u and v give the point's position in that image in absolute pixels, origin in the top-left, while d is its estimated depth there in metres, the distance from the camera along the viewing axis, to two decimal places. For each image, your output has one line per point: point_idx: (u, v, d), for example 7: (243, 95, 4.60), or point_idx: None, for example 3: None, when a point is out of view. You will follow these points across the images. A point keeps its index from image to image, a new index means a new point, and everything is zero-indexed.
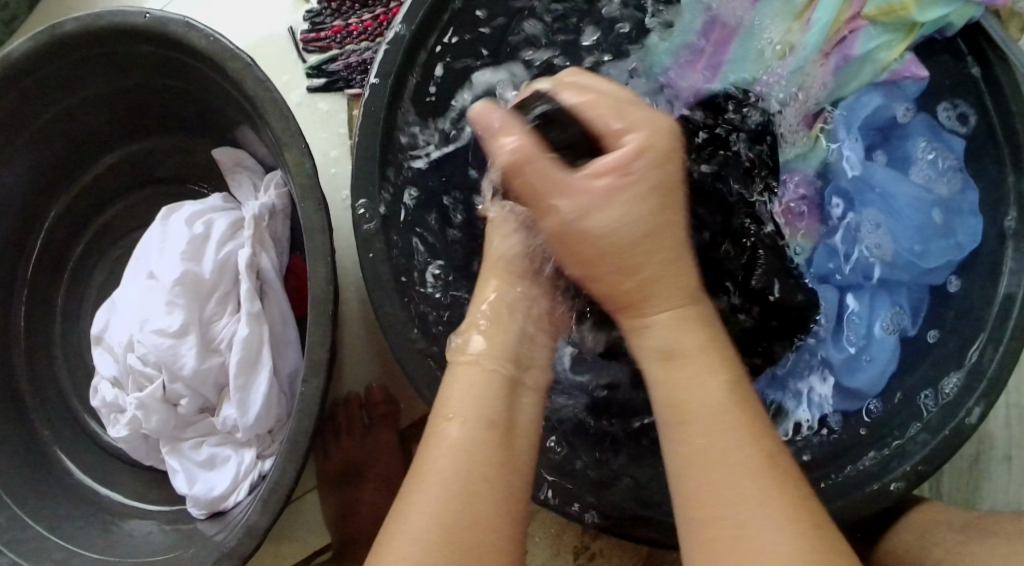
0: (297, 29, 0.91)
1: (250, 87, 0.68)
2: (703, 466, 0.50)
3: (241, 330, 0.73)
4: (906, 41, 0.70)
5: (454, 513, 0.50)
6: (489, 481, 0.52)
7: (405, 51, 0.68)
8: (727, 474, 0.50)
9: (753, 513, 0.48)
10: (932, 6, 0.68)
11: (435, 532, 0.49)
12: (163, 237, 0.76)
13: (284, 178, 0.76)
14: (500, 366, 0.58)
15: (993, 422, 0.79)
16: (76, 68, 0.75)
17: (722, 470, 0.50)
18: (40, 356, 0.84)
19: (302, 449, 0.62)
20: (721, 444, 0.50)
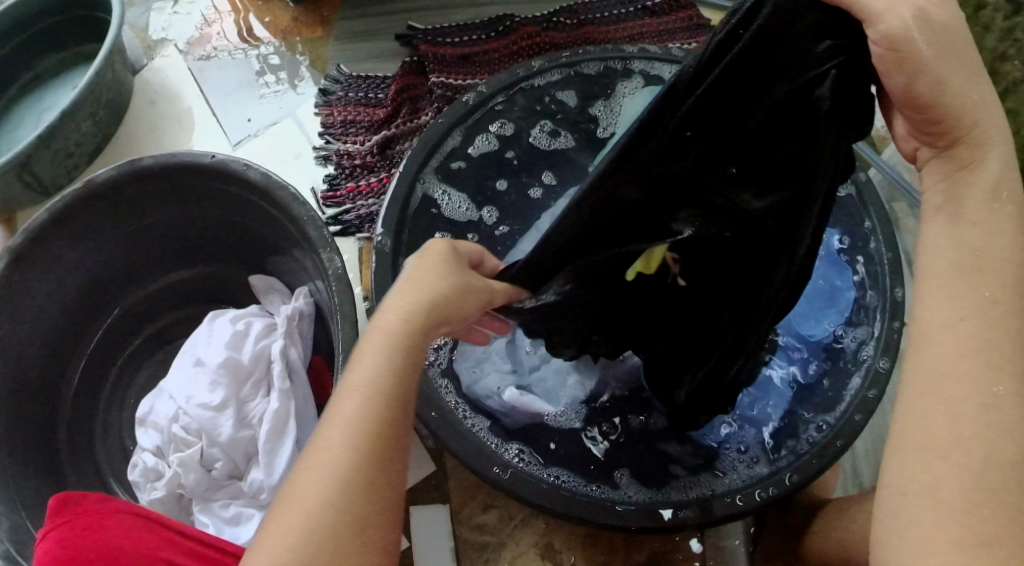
0: (318, 188, 1.13)
1: (290, 207, 0.89)
2: (932, 391, 0.54)
3: (273, 405, 0.88)
4: None
5: (320, 501, 0.56)
6: (365, 475, 0.57)
7: (407, 186, 0.92)
8: (950, 392, 0.54)
9: (971, 416, 0.53)
10: None
11: (293, 524, 0.55)
12: (210, 332, 0.94)
13: (314, 289, 0.93)
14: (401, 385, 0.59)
15: None
16: (147, 197, 0.95)
17: (941, 396, 0.54)
18: (83, 441, 0.97)
19: None
20: (959, 355, 0.54)
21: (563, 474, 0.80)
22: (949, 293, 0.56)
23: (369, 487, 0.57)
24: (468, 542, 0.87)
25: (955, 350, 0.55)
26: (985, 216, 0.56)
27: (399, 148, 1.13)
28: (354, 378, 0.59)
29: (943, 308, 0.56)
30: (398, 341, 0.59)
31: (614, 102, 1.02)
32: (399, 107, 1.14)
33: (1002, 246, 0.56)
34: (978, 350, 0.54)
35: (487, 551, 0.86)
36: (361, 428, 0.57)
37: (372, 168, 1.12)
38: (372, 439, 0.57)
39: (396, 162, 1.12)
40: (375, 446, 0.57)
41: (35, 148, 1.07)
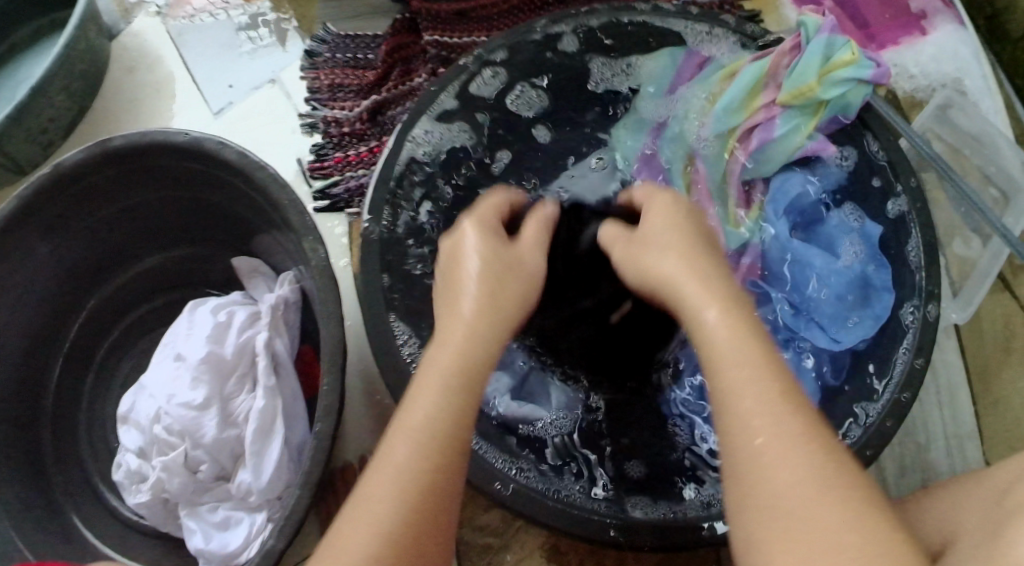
0: (305, 160, 1.05)
1: (271, 191, 0.82)
2: (762, 470, 0.50)
3: (258, 403, 0.82)
4: (813, 123, 0.83)
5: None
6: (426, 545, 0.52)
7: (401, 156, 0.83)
8: (784, 473, 0.49)
9: (783, 452, 0.50)
10: (832, 87, 0.81)
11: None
12: (191, 324, 0.88)
13: (298, 276, 0.87)
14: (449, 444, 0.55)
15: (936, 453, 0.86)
16: (121, 178, 0.88)
17: (776, 481, 0.49)
18: (65, 438, 0.92)
19: (317, 479, 0.72)
20: (781, 445, 0.50)
21: (581, 489, 0.75)
22: (751, 391, 0.52)
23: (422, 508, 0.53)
24: (470, 543, 0.82)
25: (774, 437, 0.50)
26: (741, 341, 0.55)
27: (391, 114, 1.05)
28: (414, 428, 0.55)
29: (742, 390, 0.53)
30: (463, 402, 0.57)
31: (623, 60, 0.91)
32: (391, 69, 1.06)
33: (732, 353, 0.54)
34: (779, 428, 0.51)
35: (490, 553, 0.81)
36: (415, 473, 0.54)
37: (363, 137, 1.05)
38: (436, 469, 0.54)
39: (388, 129, 1.05)
40: (433, 510, 0.53)
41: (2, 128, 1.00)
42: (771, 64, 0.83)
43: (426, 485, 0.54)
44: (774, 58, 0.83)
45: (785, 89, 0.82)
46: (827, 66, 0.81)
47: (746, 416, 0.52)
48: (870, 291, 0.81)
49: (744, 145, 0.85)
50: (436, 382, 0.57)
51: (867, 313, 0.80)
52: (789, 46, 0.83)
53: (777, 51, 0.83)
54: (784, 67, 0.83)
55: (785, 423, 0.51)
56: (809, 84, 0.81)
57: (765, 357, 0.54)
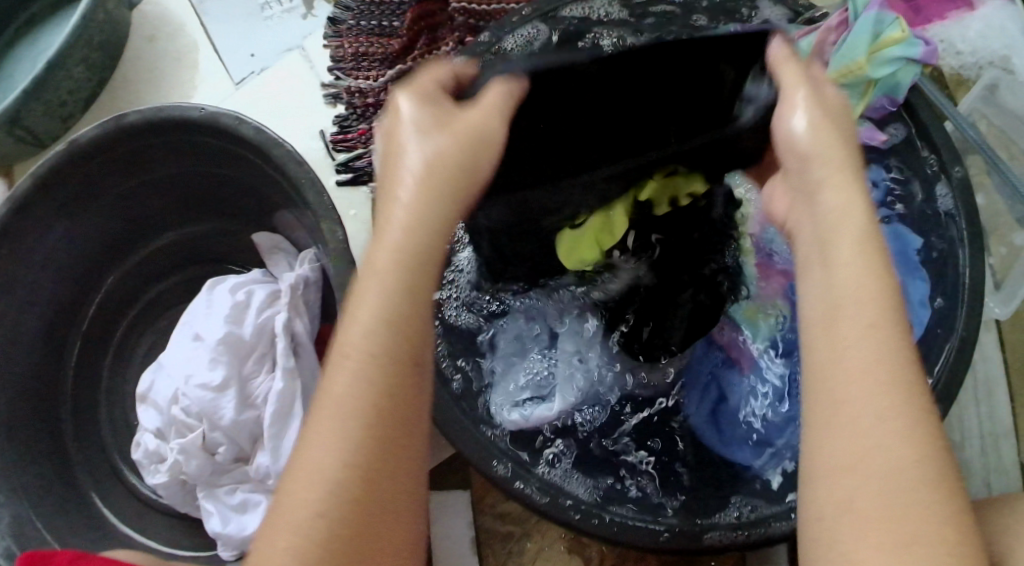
0: (327, 131, 0.99)
1: (288, 169, 0.78)
2: (837, 415, 0.49)
3: (277, 384, 0.80)
4: (864, 101, 0.76)
5: (334, 494, 0.50)
6: (385, 476, 0.51)
7: None
8: (881, 424, 0.48)
9: (886, 411, 0.48)
10: (882, 65, 0.75)
11: (312, 504, 0.50)
12: (210, 303, 0.86)
13: (318, 254, 0.84)
14: (395, 359, 0.52)
15: (971, 452, 0.82)
16: (137, 152, 0.86)
17: (867, 417, 0.48)
18: (85, 416, 0.92)
19: None
20: (881, 385, 0.48)
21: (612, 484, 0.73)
22: (875, 337, 0.49)
23: (394, 423, 0.51)
24: (490, 532, 0.80)
25: (866, 359, 0.49)
26: (858, 259, 0.51)
27: None
28: (374, 315, 0.52)
29: (850, 331, 0.50)
30: (401, 311, 0.52)
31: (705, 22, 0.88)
32: (416, 37, 0.98)
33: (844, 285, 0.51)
34: (879, 357, 0.49)
35: (510, 545, 0.80)
36: (392, 330, 0.52)
37: (387, 109, 0.98)
38: (382, 393, 0.51)
39: None
40: (395, 427, 0.51)
41: (22, 102, 0.98)
42: (816, 41, 0.77)
43: (402, 391, 0.52)
44: (819, 36, 0.77)
45: (831, 67, 0.76)
46: (877, 44, 0.75)
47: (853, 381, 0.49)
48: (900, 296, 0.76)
49: None
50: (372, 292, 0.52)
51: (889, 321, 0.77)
52: (835, 22, 0.77)
53: (823, 26, 0.77)
54: (829, 44, 0.77)
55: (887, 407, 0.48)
56: (858, 60, 0.75)
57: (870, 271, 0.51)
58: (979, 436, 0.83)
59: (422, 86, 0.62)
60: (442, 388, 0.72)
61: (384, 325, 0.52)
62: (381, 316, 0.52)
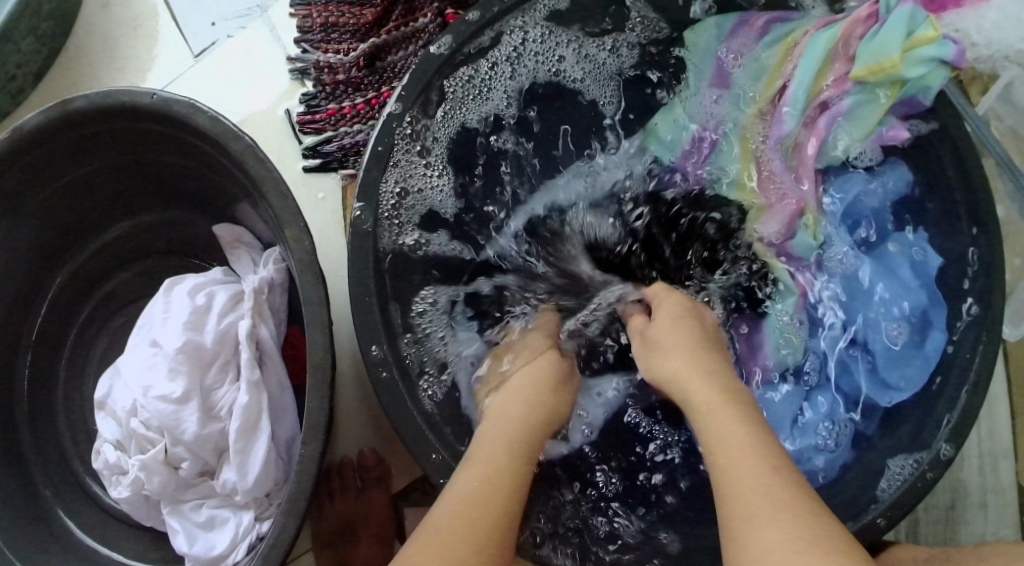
0: (293, 111, 0.85)
1: (248, 167, 0.71)
2: (740, 525, 0.52)
3: (241, 397, 0.75)
4: (889, 101, 0.77)
5: None
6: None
7: (399, 122, 0.71)
8: (769, 527, 0.51)
9: (774, 511, 0.52)
10: (913, 66, 0.74)
11: None
12: (166, 306, 0.79)
13: (284, 255, 0.76)
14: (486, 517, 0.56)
15: (966, 470, 0.87)
16: (85, 139, 0.78)
17: (760, 514, 0.52)
18: (43, 421, 0.87)
19: (302, 504, 0.66)
20: (759, 480, 0.54)
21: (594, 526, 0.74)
22: (728, 431, 0.58)
23: (472, 534, 0.55)
24: None
25: (737, 452, 0.56)
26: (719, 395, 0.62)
27: (392, 60, 0.85)
28: (480, 464, 0.61)
29: (728, 438, 0.58)
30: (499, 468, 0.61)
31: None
32: (392, 6, 0.86)
33: (725, 412, 0.60)
34: (745, 450, 0.56)
35: None
36: (480, 489, 0.58)
37: (359, 85, 0.84)
38: (473, 518, 0.56)
39: (391, 76, 0.84)
40: (471, 528, 0.55)
41: None
42: (843, 32, 0.77)
43: (473, 516, 0.56)
44: (846, 27, 0.77)
45: (858, 62, 0.76)
46: (908, 42, 0.74)
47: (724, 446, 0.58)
48: (922, 323, 0.78)
49: (816, 118, 0.80)
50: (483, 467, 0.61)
51: (915, 349, 0.78)
52: (864, 14, 0.76)
53: (852, 17, 0.77)
54: (857, 35, 0.77)
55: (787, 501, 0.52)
56: (890, 58, 0.74)
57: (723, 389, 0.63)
58: (979, 452, 0.87)
59: (537, 340, 0.77)
60: (418, 420, 0.67)
61: (469, 498, 0.57)
62: (471, 491, 0.58)
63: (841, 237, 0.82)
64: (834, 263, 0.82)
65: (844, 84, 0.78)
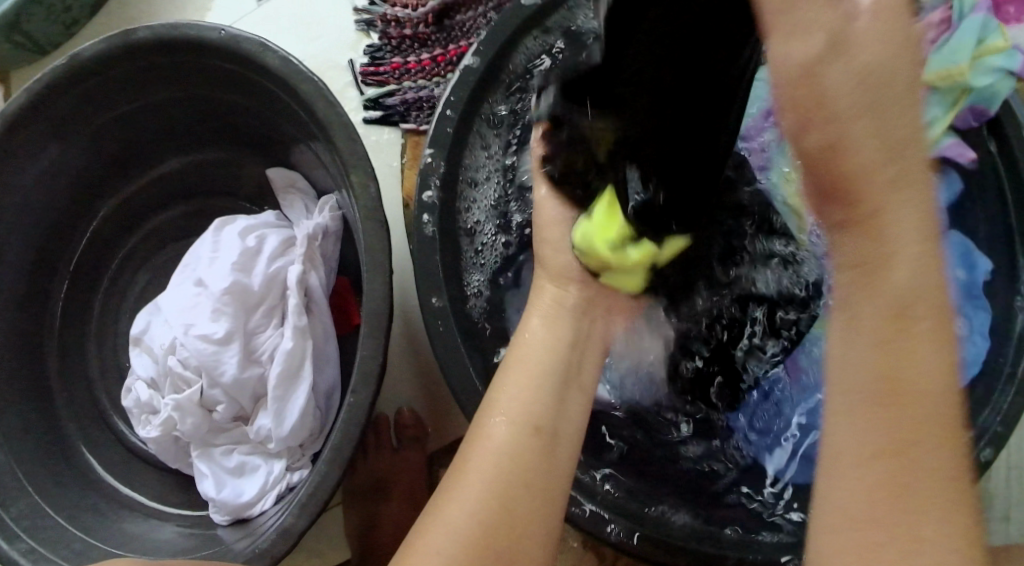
0: (358, 62, 0.85)
1: (316, 109, 0.70)
2: (832, 446, 0.44)
3: (285, 343, 0.74)
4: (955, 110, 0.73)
5: (477, 523, 0.50)
6: (517, 495, 0.51)
7: (478, 79, 0.70)
8: (852, 448, 0.43)
9: (857, 428, 0.43)
10: (981, 74, 0.73)
11: (463, 535, 0.49)
12: (215, 246, 0.78)
13: (341, 202, 0.76)
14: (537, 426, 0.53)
15: (993, 481, 0.84)
16: (147, 71, 0.77)
17: (847, 437, 0.43)
18: (72, 355, 0.86)
19: (347, 454, 0.65)
20: (850, 403, 0.43)
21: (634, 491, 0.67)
22: (866, 294, 0.43)
23: (530, 454, 0.52)
24: None
25: (854, 359, 0.43)
26: (909, 212, 0.42)
27: (461, 20, 0.83)
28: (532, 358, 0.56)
29: (870, 294, 0.43)
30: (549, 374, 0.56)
31: None
32: None
33: (894, 280, 0.42)
34: (853, 354, 0.43)
35: None
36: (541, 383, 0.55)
37: (427, 40, 0.83)
38: (530, 430, 0.53)
39: (460, 36, 0.83)
40: (527, 457, 0.52)
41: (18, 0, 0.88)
42: None
43: (537, 448, 0.53)
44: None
45: (930, 67, 0.73)
46: (978, 50, 0.74)
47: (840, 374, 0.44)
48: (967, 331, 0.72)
49: None
50: (527, 357, 0.57)
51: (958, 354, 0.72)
52: (937, 19, 0.74)
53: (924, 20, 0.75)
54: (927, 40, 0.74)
55: (872, 405, 0.43)
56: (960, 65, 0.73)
57: (922, 228, 0.42)
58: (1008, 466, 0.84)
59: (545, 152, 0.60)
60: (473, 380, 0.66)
61: (532, 377, 0.55)
62: (518, 398, 0.54)
63: None
64: None
65: None
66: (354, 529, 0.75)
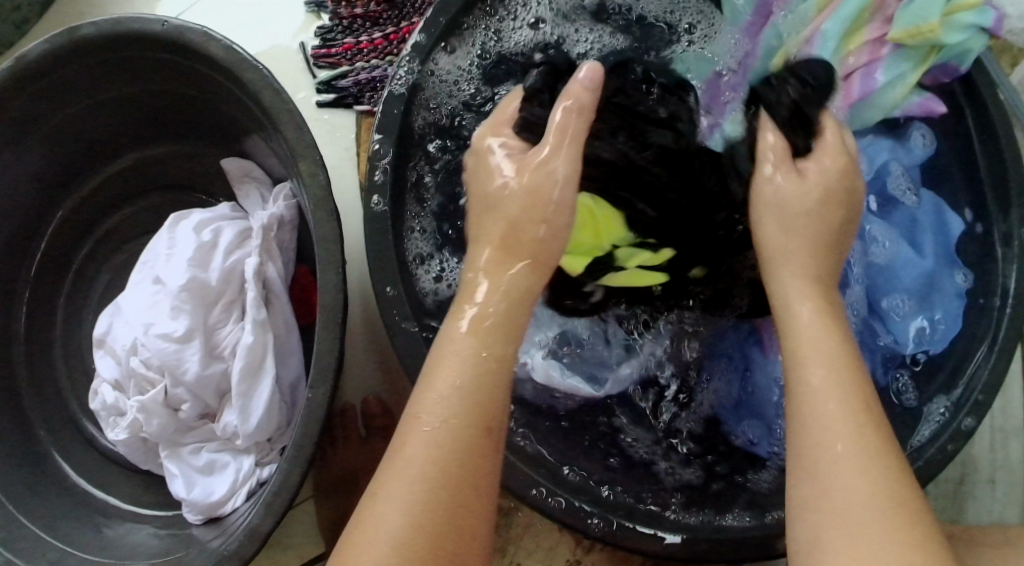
0: (309, 45, 0.82)
1: (262, 97, 0.68)
2: (827, 493, 0.49)
3: (246, 338, 0.72)
4: (920, 68, 0.69)
5: (411, 521, 0.48)
6: (445, 488, 0.49)
7: (426, 52, 0.68)
8: (846, 488, 0.49)
9: (860, 466, 0.49)
10: (953, 30, 0.68)
11: (394, 536, 0.48)
12: (171, 243, 0.77)
13: (294, 190, 0.74)
14: (473, 420, 0.51)
15: (978, 445, 0.82)
16: (94, 68, 0.75)
17: (841, 487, 0.49)
18: (40, 361, 0.85)
19: (308, 450, 0.64)
20: (851, 447, 0.50)
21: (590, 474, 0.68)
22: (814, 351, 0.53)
23: (462, 453, 0.51)
24: None
25: (822, 420, 0.51)
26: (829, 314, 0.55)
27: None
28: (451, 357, 0.53)
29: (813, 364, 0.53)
30: (489, 364, 0.53)
31: None
32: None
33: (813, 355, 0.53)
34: (825, 418, 0.51)
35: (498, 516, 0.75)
36: (478, 367, 0.53)
37: (378, 19, 0.81)
38: (471, 424, 0.51)
39: (413, 12, 0.81)
40: (462, 459, 0.50)
41: None
42: None
43: (468, 442, 0.51)
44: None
45: (897, 25, 0.68)
46: (948, 7, 0.67)
47: (809, 413, 0.52)
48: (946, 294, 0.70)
49: (844, 88, 0.70)
50: (455, 337, 0.54)
51: (939, 319, 0.70)
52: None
53: None
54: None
55: (865, 448, 0.50)
56: (930, 21, 0.67)
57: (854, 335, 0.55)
58: (991, 428, 0.83)
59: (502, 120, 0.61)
60: None
61: (467, 362, 0.53)
62: (450, 390, 0.52)
63: (866, 194, 0.73)
64: (855, 219, 0.73)
65: (876, 53, 0.69)
66: (326, 522, 0.75)
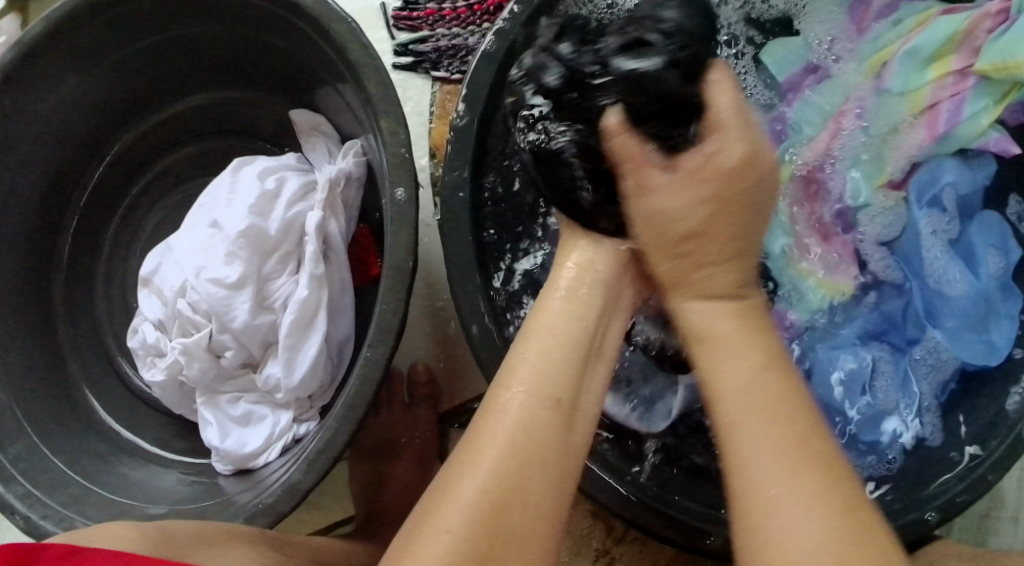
0: (389, 5, 0.81)
1: (348, 51, 0.67)
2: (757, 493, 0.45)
3: (300, 292, 0.71)
4: (1000, 107, 0.67)
5: (487, 493, 0.46)
6: (528, 465, 0.48)
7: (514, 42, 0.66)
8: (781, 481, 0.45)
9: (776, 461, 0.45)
10: None
11: (474, 510, 0.46)
12: (232, 187, 0.76)
13: (366, 148, 0.73)
14: (555, 401, 0.50)
15: (1009, 481, 0.82)
16: (173, 3, 0.74)
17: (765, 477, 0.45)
18: (80, 293, 0.83)
19: (359, 411, 0.63)
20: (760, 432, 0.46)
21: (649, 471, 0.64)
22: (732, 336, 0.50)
23: (539, 428, 0.49)
24: None
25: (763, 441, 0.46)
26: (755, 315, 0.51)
27: None
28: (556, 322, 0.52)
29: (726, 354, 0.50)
30: (583, 336, 0.52)
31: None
32: None
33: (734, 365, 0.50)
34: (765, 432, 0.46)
35: None
36: (574, 327, 0.53)
37: None
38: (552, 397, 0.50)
39: None
40: (545, 440, 0.49)
41: None
42: (970, 23, 0.66)
43: (545, 427, 0.49)
44: (974, 18, 0.66)
45: (983, 56, 0.66)
46: None
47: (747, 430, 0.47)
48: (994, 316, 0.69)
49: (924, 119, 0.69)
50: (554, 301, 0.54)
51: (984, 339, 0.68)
52: (995, 7, 0.66)
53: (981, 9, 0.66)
54: (982, 31, 0.67)
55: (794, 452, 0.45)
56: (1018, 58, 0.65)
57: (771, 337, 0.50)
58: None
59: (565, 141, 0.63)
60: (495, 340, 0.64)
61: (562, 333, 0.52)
62: (538, 361, 0.51)
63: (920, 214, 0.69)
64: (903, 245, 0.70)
65: (959, 86, 0.68)
66: (359, 487, 0.74)
